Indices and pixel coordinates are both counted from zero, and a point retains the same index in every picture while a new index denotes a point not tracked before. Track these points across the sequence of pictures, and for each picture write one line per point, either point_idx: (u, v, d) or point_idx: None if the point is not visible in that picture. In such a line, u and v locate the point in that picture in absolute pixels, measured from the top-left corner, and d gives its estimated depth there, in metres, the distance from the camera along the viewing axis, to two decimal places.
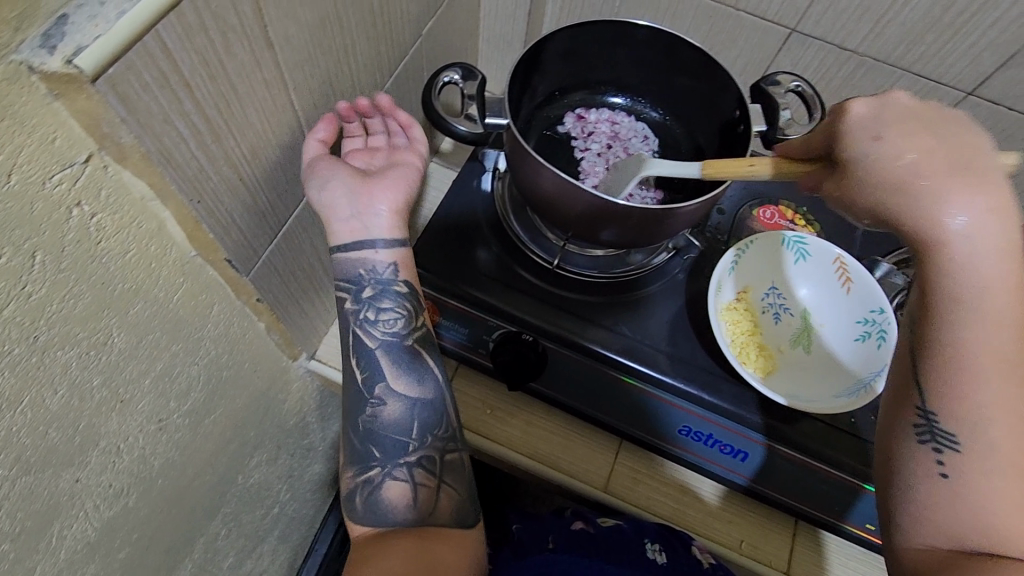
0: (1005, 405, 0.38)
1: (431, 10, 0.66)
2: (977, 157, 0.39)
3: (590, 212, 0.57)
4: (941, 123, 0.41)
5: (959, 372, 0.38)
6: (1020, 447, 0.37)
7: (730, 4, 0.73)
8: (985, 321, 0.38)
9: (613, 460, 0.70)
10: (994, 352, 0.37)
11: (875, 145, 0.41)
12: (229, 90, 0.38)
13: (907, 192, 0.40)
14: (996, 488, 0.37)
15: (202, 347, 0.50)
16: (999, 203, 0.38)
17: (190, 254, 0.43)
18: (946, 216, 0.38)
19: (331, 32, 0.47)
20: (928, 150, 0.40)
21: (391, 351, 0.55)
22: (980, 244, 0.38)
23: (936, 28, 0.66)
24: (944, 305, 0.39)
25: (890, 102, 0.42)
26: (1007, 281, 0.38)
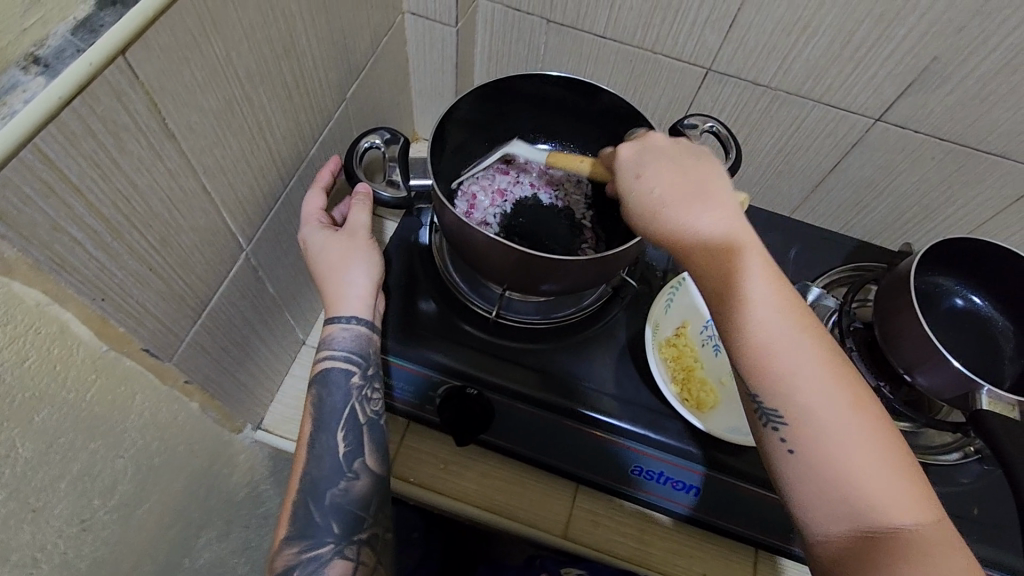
0: (805, 373, 0.40)
1: (353, 75, 0.67)
2: (703, 181, 0.47)
3: (521, 266, 0.58)
4: (678, 159, 0.49)
5: (753, 356, 0.41)
6: (837, 409, 0.39)
7: (647, 48, 0.77)
8: (755, 306, 0.41)
9: (571, 504, 0.70)
10: (770, 330, 0.41)
11: (637, 181, 0.49)
12: (126, 186, 0.38)
13: (670, 214, 0.46)
14: (837, 455, 0.38)
15: (127, 440, 0.48)
16: (726, 211, 0.46)
17: (101, 349, 0.41)
18: (694, 229, 0.45)
19: (239, 113, 0.48)
20: (670, 180, 0.48)
21: (377, 432, 0.58)
22: (724, 246, 0.44)
23: (838, 62, 0.70)
24: (722, 307, 0.42)
25: (647, 147, 0.51)
26: (755, 269, 0.43)
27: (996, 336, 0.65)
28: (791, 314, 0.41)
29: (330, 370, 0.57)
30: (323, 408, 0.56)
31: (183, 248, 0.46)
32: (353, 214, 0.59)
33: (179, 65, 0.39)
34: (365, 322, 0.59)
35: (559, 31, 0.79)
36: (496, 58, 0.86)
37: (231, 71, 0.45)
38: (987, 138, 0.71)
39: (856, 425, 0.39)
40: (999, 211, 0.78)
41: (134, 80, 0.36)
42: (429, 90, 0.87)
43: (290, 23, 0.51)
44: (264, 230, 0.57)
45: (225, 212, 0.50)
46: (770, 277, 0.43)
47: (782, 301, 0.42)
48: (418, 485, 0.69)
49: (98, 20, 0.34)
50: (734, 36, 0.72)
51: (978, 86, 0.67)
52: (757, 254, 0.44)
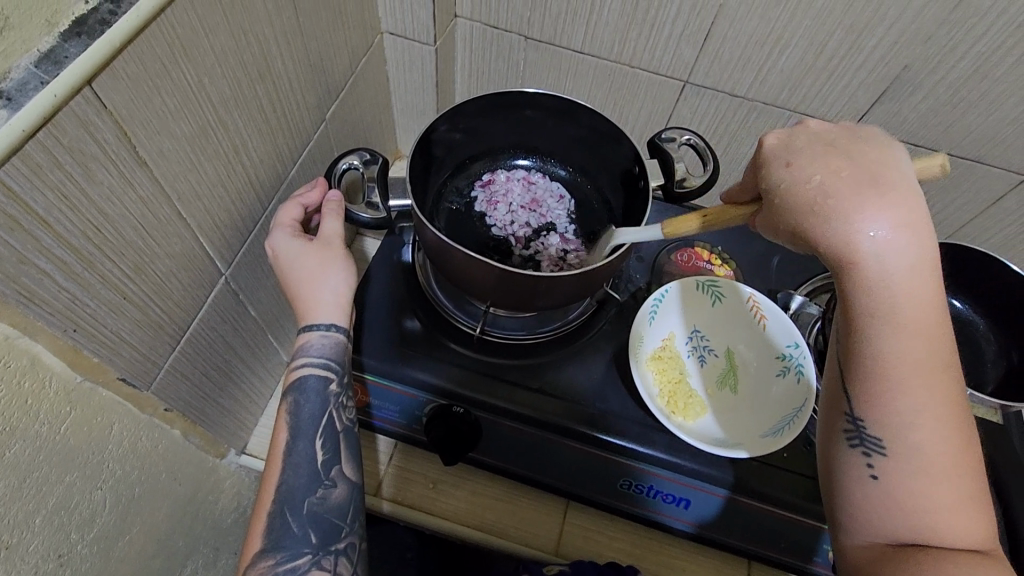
0: (928, 409, 0.37)
1: (331, 96, 0.67)
2: (886, 171, 0.38)
3: (501, 283, 0.58)
4: (845, 143, 0.40)
5: (879, 382, 0.37)
6: (947, 449, 0.37)
7: (624, 63, 0.77)
8: (900, 332, 0.37)
9: (563, 520, 0.69)
10: (909, 361, 0.37)
11: (787, 170, 0.40)
12: (96, 215, 0.38)
13: (821, 209, 0.38)
14: (926, 489, 0.37)
15: (105, 470, 0.46)
16: (915, 214, 0.37)
17: (75, 380, 0.41)
18: (865, 232, 0.37)
19: (214, 139, 0.48)
20: (837, 168, 0.38)
21: (353, 439, 0.56)
22: (891, 258, 0.36)
23: (812, 73, 0.71)
24: (868, 324, 0.37)
25: (801, 131, 0.42)
26: (919, 289, 0.37)
27: (976, 338, 0.65)
28: (934, 347, 0.37)
29: (307, 377, 0.55)
30: (299, 415, 0.54)
31: (158, 275, 0.46)
32: (326, 222, 0.58)
33: (149, 93, 0.40)
34: (343, 329, 0.57)
35: (537, 48, 0.80)
36: (476, 75, 0.87)
37: (204, 97, 0.45)
38: (961, 143, 0.72)
39: (957, 468, 0.37)
40: (976, 214, 0.79)
41: (102, 110, 0.36)
42: (411, 108, 0.88)
43: (265, 47, 0.51)
44: (243, 253, 0.57)
45: (202, 237, 0.50)
46: (930, 300, 0.37)
47: (930, 332, 0.37)
48: (407, 506, 0.69)
49: (63, 51, 0.34)
50: (710, 49, 0.72)
51: (949, 93, 0.68)
52: (932, 271, 0.37)
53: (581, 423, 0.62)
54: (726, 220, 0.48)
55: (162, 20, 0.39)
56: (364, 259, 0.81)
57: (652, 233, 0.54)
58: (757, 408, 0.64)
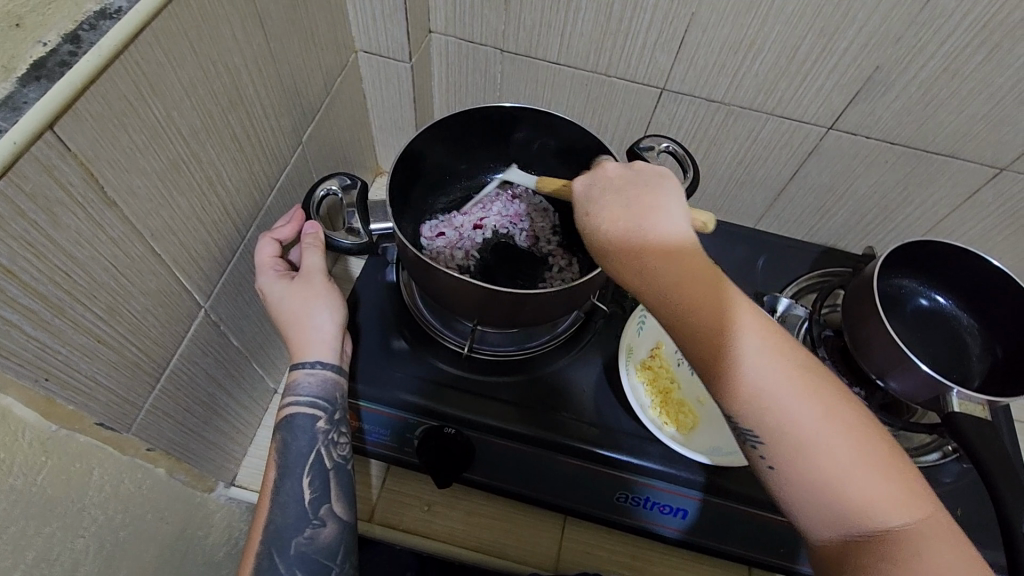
0: (778, 391, 0.39)
1: (307, 119, 0.66)
2: (646, 201, 0.44)
3: (489, 301, 0.57)
4: (619, 182, 0.47)
5: (721, 386, 0.40)
6: (814, 421, 0.38)
7: (601, 72, 0.77)
8: (715, 333, 0.40)
9: (561, 536, 0.69)
10: (735, 354, 0.39)
11: (587, 217, 0.46)
12: (63, 259, 0.37)
13: (615, 247, 0.43)
14: (821, 466, 0.37)
15: (87, 517, 0.44)
16: (679, 231, 0.43)
17: (49, 429, 0.40)
18: (648, 258, 0.42)
19: (186, 172, 0.47)
20: (611, 208, 0.45)
21: (346, 476, 0.55)
22: (676, 272, 0.41)
23: (786, 76, 0.71)
24: (683, 338, 0.41)
25: (598, 176, 0.48)
26: (715, 292, 0.41)
27: (962, 334, 0.66)
28: (751, 334, 0.40)
29: (295, 415, 0.54)
30: (287, 454, 0.53)
31: (134, 314, 0.44)
32: (307, 257, 0.57)
33: (116, 132, 0.39)
34: (331, 364, 0.56)
35: (513, 60, 0.79)
36: (453, 89, 0.86)
37: (174, 131, 0.44)
38: (936, 139, 0.73)
39: (838, 434, 0.38)
40: (954, 208, 0.80)
41: (66, 153, 0.35)
42: (389, 124, 0.87)
43: (235, 75, 0.51)
44: (223, 284, 0.56)
45: (178, 272, 0.49)
46: (727, 297, 0.41)
47: (742, 324, 0.40)
48: (402, 531, 0.68)
49: (21, 96, 0.33)
50: (684, 57, 0.73)
51: (920, 91, 0.69)
52: (714, 273, 0.41)
53: (574, 438, 0.61)
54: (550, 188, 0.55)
55: (125, 56, 0.38)
56: (349, 280, 0.80)
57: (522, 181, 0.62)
58: None
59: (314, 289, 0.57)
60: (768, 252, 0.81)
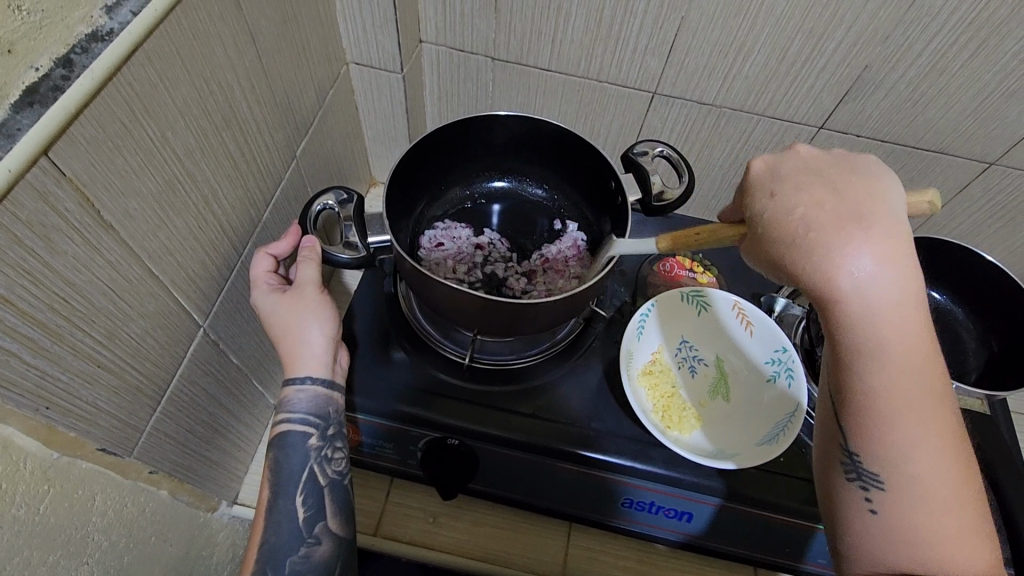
0: (921, 443, 0.37)
1: (300, 132, 0.66)
2: (871, 206, 0.40)
3: (487, 310, 0.57)
4: (840, 173, 0.42)
5: (871, 418, 0.38)
6: (938, 479, 0.37)
7: (592, 77, 0.78)
8: (889, 367, 0.37)
9: (567, 543, 0.68)
10: (899, 393, 0.37)
11: (773, 201, 0.42)
12: (61, 286, 0.37)
13: (801, 244, 0.40)
14: (926, 520, 0.37)
15: (91, 543, 0.44)
16: (895, 249, 0.38)
17: (50, 456, 0.39)
18: (839, 268, 0.38)
19: (182, 192, 0.46)
20: (819, 199, 0.40)
21: (341, 492, 0.55)
22: (876, 293, 0.38)
23: (776, 77, 0.72)
24: (853, 359, 0.38)
25: (790, 158, 0.44)
26: (907, 327, 0.38)
27: (958, 328, 0.66)
28: (927, 378, 0.38)
29: (288, 433, 0.53)
30: (280, 472, 0.52)
31: (133, 337, 0.44)
32: (300, 270, 0.56)
33: (110, 155, 0.38)
34: (322, 380, 0.55)
35: (505, 68, 0.79)
36: (445, 98, 0.86)
37: (168, 151, 0.44)
38: (925, 136, 0.74)
39: (960, 501, 0.37)
40: (945, 203, 0.81)
41: (62, 178, 0.35)
42: (381, 135, 0.87)
43: (228, 93, 0.50)
44: (221, 303, 0.55)
45: (176, 292, 0.48)
46: (917, 336, 0.38)
47: (920, 366, 0.38)
48: (408, 543, 0.67)
49: (15, 123, 0.32)
50: (675, 60, 0.73)
51: (909, 90, 0.69)
52: (916, 306, 0.38)
53: (578, 445, 0.61)
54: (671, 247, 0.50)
55: (118, 79, 0.38)
56: (346, 292, 0.80)
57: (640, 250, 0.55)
58: (749, 416, 0.64)
59: (306, 303, 0.55)
60: None
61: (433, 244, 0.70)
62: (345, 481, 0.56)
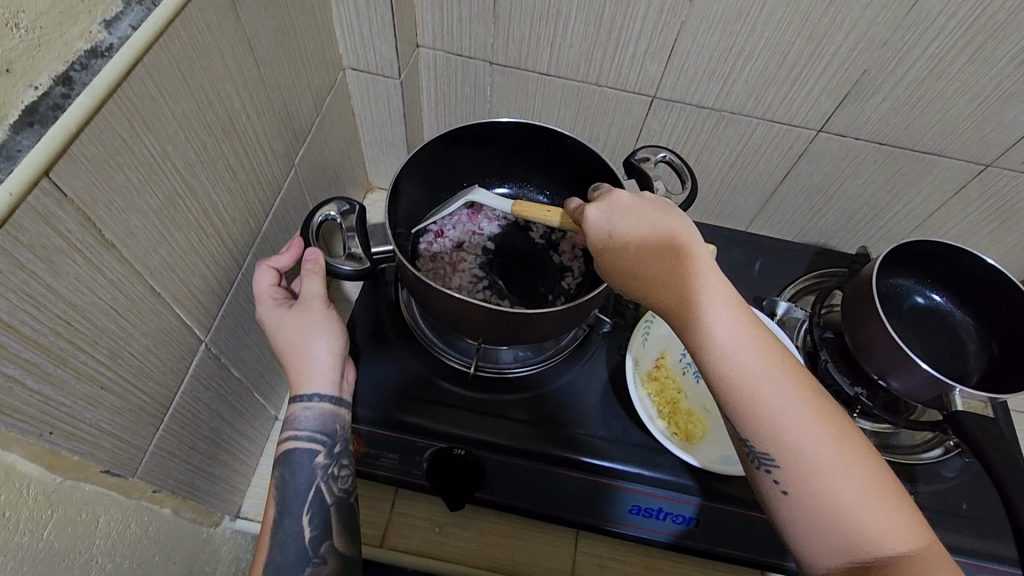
0: (792, 416, 0.39)
1: (299, 141, 0.65)
2: (674, 229, 0.46)
3: (493, 320, 0.57)
4: (644, 207, 0.48)
5: (741, 409, 0.40)
6: (823, 449, 0.39)
7: (591, 82, 0.77)
8: (734, 356, 0.41)
9: (574, 550, 0.68)
10: (752, 376, 0.40)
11: (611, 239, 0.48)
12: (64, 308, 0.36)
13: (647, 271, 0.45)
14: (829, 493, 0.38)
15: (95, 567, 0.43)
16: (703, 260, 0.44)
17: (55, 481, 0.38)
18: (676, 284, 0.43)
19: (182, 206, 0.46)
20: (638, 232, 0.47)
21: (346, 511, 0.54)
22: (697, 299, 0.42)
23: (776, 81, 0.72)
24: (705, 362, 0.41)
25: (612, 197, 0.50)
26: (735, 322, 0.41)
27: (958, 330, 0.67)
28: (770, 359, 0.41)
29: (294, 450, 0.53)
30: (286, 491, 0.52)
31: (135, 357, 0.43)
32: (305, 285, 0.55)
33: (111, 172, 0.37)
34: (330, 398, 0.55)
35: (503, 72, 0.79)
36: (443, 103, 0.86)
37: (168, 165, 0.43)
38: (923, 139, 0.74)
39: (848, 465, 0.38)
40: (942, 204, 0.81)
41: (63, 199, 0.34)
42: (379, 140, 0.86)
43: (228, 104, 0.49)
44: (222, 316, 0.54)
45: (178, 308, 0.48)
46: (748, 324, 0.42)
47: (759, 348, 0.41)
48: (414, 553, 0.67)
49: (15, 144, 0.31)
50: (675, 65, 0.73)
51: (907, 93, 0.70)
52: (738, 302, 0.42)
53: (585, 453, 0.61)
54: (557, 219, 0.56)
55: (118, 95, 0.37)
56: (346, 301, 0.79)
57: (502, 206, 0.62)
58: None
59: (311, 318, 0.55)
60: (763, 254, 0.82)
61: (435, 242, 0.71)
62: (350, 500, 0.55)
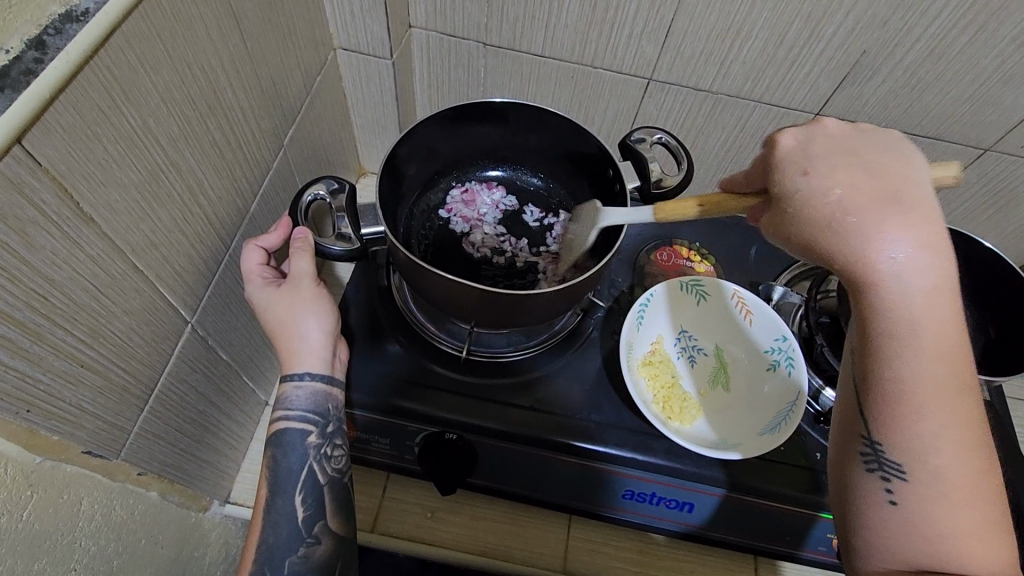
0: (949, 434, 0.36)
1: (288, 120, 0.64)
2: (902, 186, 0.38)
3: (485, 302, 0.56)
4: (871, 151, 0.40)
5: (901, 409, 0.36)
6: (963, 472, 0.36)
7: (587, 63, 0.76)
8: (920, 355, 0.36)
9: (567, 536, 0.68)
10: (931, 382, 0.36)
11: (805, 180, 0.40)
12: (40, 282, 0.35)
13: (826, 230, 0.38)
14: (946, 512, 0.36)
15: (78, 549, 0.42)
16: (932, 234, 0.36)
17: (33, 461, 0.38)
18: (874, 250, 0.36)
19: (165, 182, 0.44)
20: (854, 177, 0.38)
21: (341, 490, 0.53)
22: (907, 279, 0.36)
23: (774, 62, 0.71)
24: (880, 347, 0.37)
25: (816, 133, 0.42)
26: (941, 318, 0.36)
27: None
28: (954, 368, 0.36)
29: (286, 430, 0.52)
30: (278, 470, 0.51)
31: (117, 336, 0.42)
32: (295, 263, 0.54)
33: (89, 143, 0.36)
34: (321, 376, 0.54)
35: (497, 53, 0.78)
36: (436, 85, 0.84)
37: (150, 138, 0.42)
38: (921, 122, 0.73)
39: (980, 495, 0.36)
40: (939, 189, 0.81)
41: (37, 169, 0.33)
42: (371, 123, 0.84)
43: (213, 79, 0.48)
44: (209, 297, 0.53)
45: (162, 287, 0.46)
46: (951, 324, 0.36)
47: (950, 355, 0.36)
48: (406, 539, 0.66)
49: None
50: (671, 45, 0.72)
51: (906, 75, 0.69)
52: (952, 294, 0.36)
53: (578, 437, 0.60)
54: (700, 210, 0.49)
55: (95, 62, 0.35)
56: (338, 285, 0.78)
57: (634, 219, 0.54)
58: (751, 405, 0.63)
59: (301, 297, 0.54)
60: None
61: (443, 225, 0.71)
62: (346, 479, 0.54)
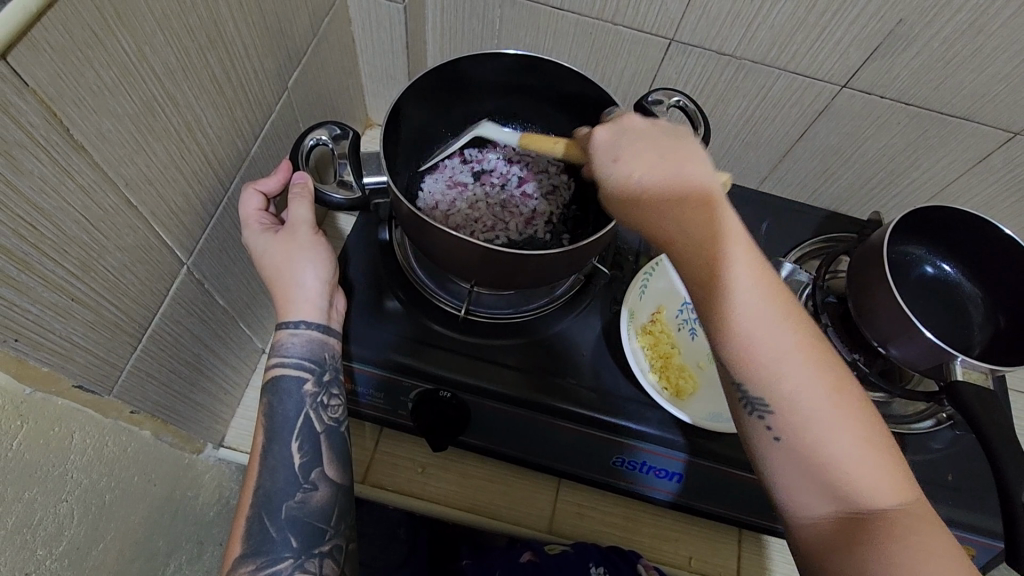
0: (790, 360, 0.40)
1: (293, 61, 0.61)
2: (685, 165, 0.45)
3: (486, 260, 0.55)
4: (659, 141, 0.48)
5: (742, 348, 0.40)
6: (821, 400, 0.39)
7: (607, 20, 0.73)
8: (739, 294, 0.40)
9: (555, 498, 0.68)
10: (755, 316, 0.40)
11: (615, 165, 0.48)
12: (28, 210, 0.34)
13: (649, 209, 0.45)
14: (825, 437, 0.38)
15: (70, 481, 0.42)
16: (713, 201, 0.44)
17: (23, 392, 0.37)
18: (682, 220, 0.43)
19: (162, 116, 0.43)
20: (649, 166, 0.46)
21: (338, 439, 0.53)
22: (704, 237, 0.42)
23: (803, 29, 0.68)
24: (707, 298, 0.41)
25: (625, 127, 0.50)
26: (741, 260, 0.41)
27: (963, 301, 0.65)
28: (778, 301, 0.41)
29: (282, 378, 0.51)
30: (274, 417, 0.51)
31: (107, 274, 0.41)
32: (293, 209, 0.53)
33: (79, 67, 0.35)
34: (319, 325, 0.53)
35: (514, 4, 0.74)
36: (449, 35, 0.81)
37: (146, 68, 0.40)
38: (951, 101, 0.70)
39: (841, 410, 0.39)
40: (962, 173, 0.78)
41: (23, 88, 0.31)
42: (380, 72, 0.82)
43: (215, 10, 0.46)
44: (207, 239, 0.52)
45: (157, 225, 0.45)
46: (753, 265, 0.41)
47: (767, 288, 0.41)
48: (396, 491, 0.67)
49: None
50: (697, 4, 0.68)
51: (941, 49, 0.65)
52: (742, 240, 0.42)
53: (572, 403, 0.60)
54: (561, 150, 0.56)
55: None
56: (339, 237, 0.77)
57: (509, 139, 0.62)
58: None
59: (300, 246, 0.53)
60: (770, 214, 0.79)
61: (440, 181, 0.69)
62: (343, 428, 0.54)
